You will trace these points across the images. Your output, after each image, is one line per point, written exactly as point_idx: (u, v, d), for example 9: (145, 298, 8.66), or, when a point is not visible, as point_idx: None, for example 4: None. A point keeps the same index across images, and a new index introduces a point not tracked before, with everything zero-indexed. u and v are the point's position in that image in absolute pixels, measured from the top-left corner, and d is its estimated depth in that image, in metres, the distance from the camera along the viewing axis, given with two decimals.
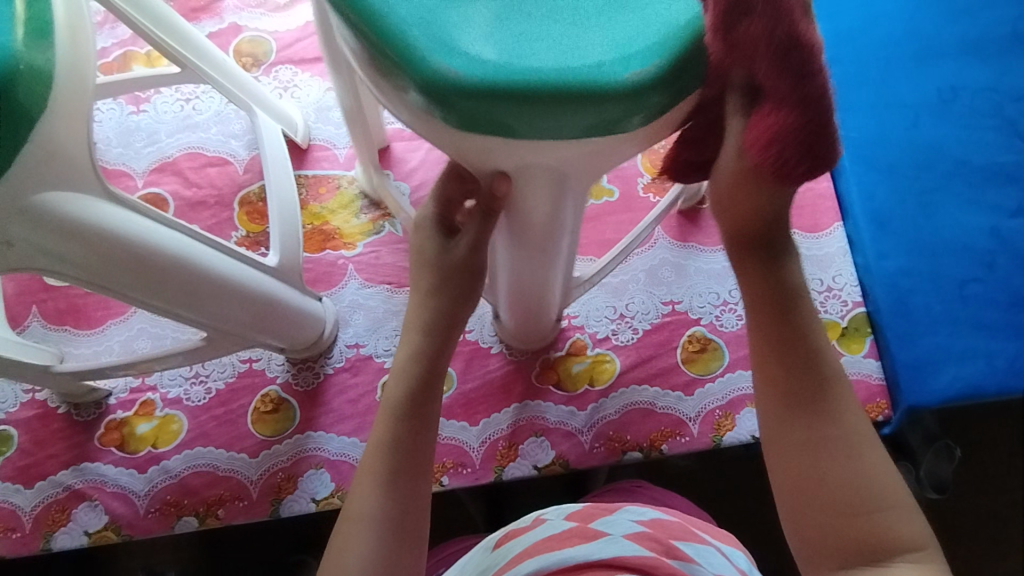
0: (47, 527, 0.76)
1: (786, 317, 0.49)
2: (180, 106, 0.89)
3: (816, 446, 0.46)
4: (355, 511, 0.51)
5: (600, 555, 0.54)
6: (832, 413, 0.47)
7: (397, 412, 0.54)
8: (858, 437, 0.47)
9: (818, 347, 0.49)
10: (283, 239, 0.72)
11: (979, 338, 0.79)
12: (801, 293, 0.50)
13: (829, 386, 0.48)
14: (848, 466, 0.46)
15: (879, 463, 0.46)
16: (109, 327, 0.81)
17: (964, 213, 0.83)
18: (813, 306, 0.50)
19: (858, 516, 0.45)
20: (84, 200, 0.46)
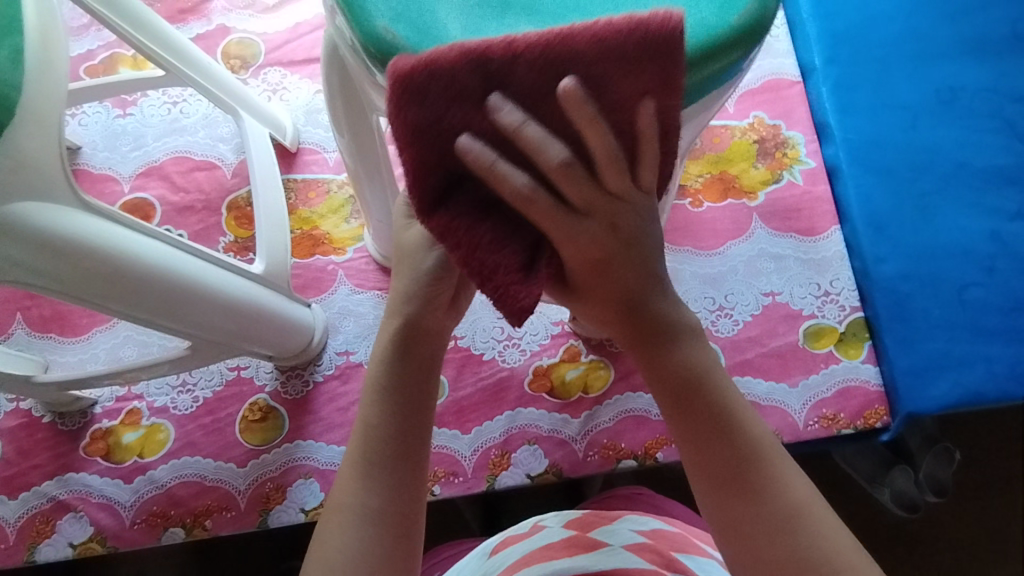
0: (32, 539, 0.75)
1: (687, 400, 0.44)
2: (167, 109, 0.88)
3: (755, 524, 0.42)
4: (337, 502, 0.45)
5: (598, 567, 0.53)
6: (767, 486, 0.42)
7: (383, 396, 0.47)
8: (805, 501, 0.42)
9: (738, 418, 0.44)
10: (271, 246, 0.71)
11: (978, 344, 0.78)
12: (707, 369, 0.45)
13: (751, 456, 0.43)
14: (793, 538, 0.41)
15: (823, 520, 0.42)
16: (94, 334, 0.80)
17: (963, 215, 0.82)
18: (727, 381, 0.45)
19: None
20: (61, 210, 0.44)
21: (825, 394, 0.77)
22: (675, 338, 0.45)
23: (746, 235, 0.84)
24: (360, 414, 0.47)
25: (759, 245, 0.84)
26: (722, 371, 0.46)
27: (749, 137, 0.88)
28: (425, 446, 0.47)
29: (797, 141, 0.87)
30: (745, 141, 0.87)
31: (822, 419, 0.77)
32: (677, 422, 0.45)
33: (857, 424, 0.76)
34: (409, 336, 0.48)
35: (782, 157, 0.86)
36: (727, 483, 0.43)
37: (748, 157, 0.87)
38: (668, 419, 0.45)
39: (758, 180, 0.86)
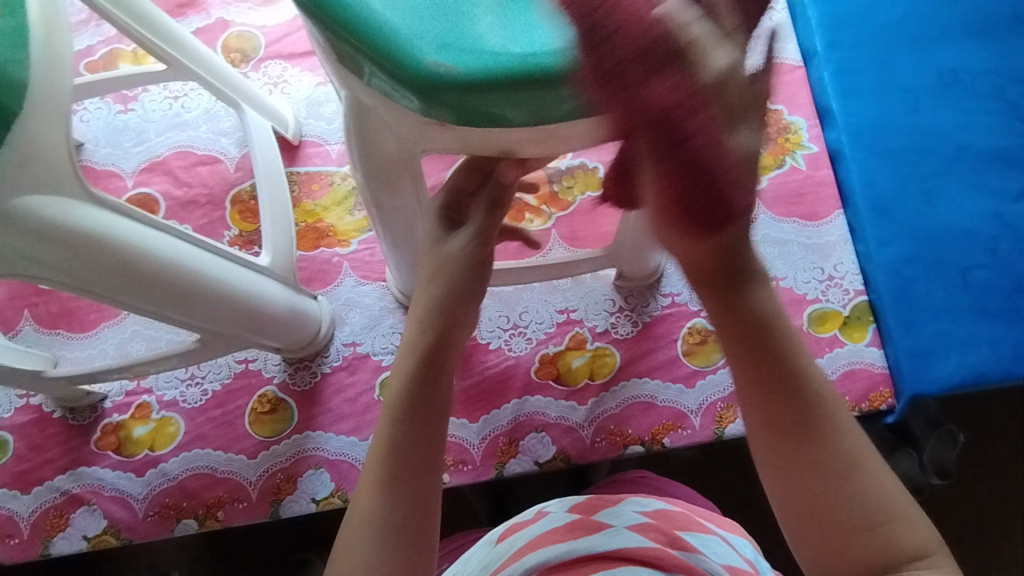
0: (46, 533, 0.75)
1: (760, 347, 0.43)
2: (168, 104, 0.88)
3: (813, 471, 0.42)
4: (358, 513, 0.45)
5: (604, 548, 0.54)
6: (829, 435, 0.42)
7: (399, 411, 0.47)
8: (861, 451, 0.42)
9: (804, 371, 0.43)
10: (276, 239, 0.72)
11: (982, 325, 0.78)
12: (775, 317, 0.44)
13: (819, 405, 0.43)
14: (848, 489, 0.41)
15: (880, 475, 0.42)
16: (102, 330, 0.81)
17: (966, 197, 0.82)
18: (796, 332, 0.44)
19: (866, 528, 0.41)
20: (69, 203, 0.44)
21: (830, 377, 0.78)
22: (756, 282, 0.43)
23: (750, 221, 0.84)
24: (383, 426, 0.47)
25: (763, 231, 0.84)
26: (787, 317, 0.45)
27: None
28: (443, 458, 0.47)
29: (800, 126, 0.87)
30: None
31: None
32: (738, 369, 0.44)
33: (862, 406, 0.77)
34: (433, 348, 0.49)
35: (784, 142, 0.86)
36: (785, 434, 0.43)
37: None
38: (731, 357, 0.44)
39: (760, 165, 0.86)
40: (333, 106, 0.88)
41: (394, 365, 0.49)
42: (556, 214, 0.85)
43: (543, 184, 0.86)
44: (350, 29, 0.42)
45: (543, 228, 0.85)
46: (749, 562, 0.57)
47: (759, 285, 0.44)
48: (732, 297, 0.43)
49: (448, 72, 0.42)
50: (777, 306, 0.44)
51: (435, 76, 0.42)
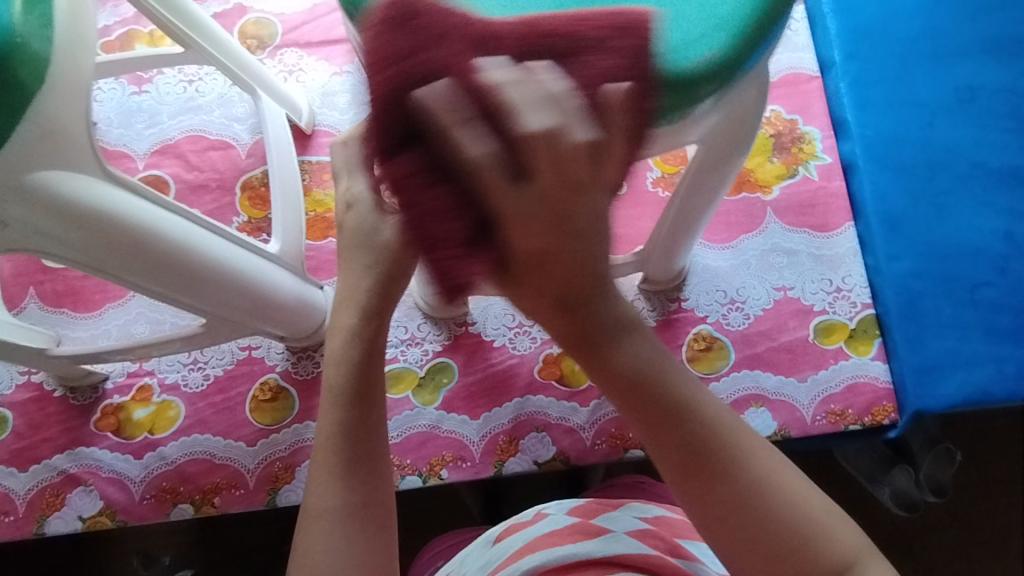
0: (41, 511, 0.75)
1: (646, 394, 0.39)
2: (182, 87, 0.88)
3: (719, 505, 0.39)
4: (315, 507, 0.47)
5: (604, 554, 0.53)
6: (729, 468, 0.39)
7: (343, 399, 0.49)
8: (768, 468, 0.40)
9: (682, 397, 0.39)
10: (286, 227, 0.72)
11: (989, 344, 0.78)
12: (650, 365, 0.39)
13: (701, 433, 0.39)
14: (777, 509, 0.39)
15: (790, 480, 0.40)
16: (107, 311, 0.80)
17: (977, 215, 0.82)
18: (667, 355, 0.40)
19: (785, 557, 0.39)
20: (82, 180, 0.44)
21: (833, 389, 0.78)
22: (613, 321, 0.37)
23: (760, 229, 0.84)
24: (328, 416, 0.49)
25: (772, 240, 0.84)
26: (653, 333, 0.40)
27: (766, 131, 0.87)
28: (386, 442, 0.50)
29: (814, 136, 0.86)
30: (762, 135, 0.87)
31: (829, 415, 0.77)
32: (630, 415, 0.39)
33: (864, 420, 0.77)
34: (369, 344, 0.51)
35: (798, 152, 0.86)
36: (701, 477, 0.39)
37: (764, 151, 0.86)
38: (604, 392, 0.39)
39: (773, 174, 0.86)
40: (347, 97, 0.88)
41: (331, 360, 0.51)
42: None
43: None
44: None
45: None
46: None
47: (599, 302, 0.36)
48: (577, 336, 0.37)
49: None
50: (613, 308, 0.37)
51: None
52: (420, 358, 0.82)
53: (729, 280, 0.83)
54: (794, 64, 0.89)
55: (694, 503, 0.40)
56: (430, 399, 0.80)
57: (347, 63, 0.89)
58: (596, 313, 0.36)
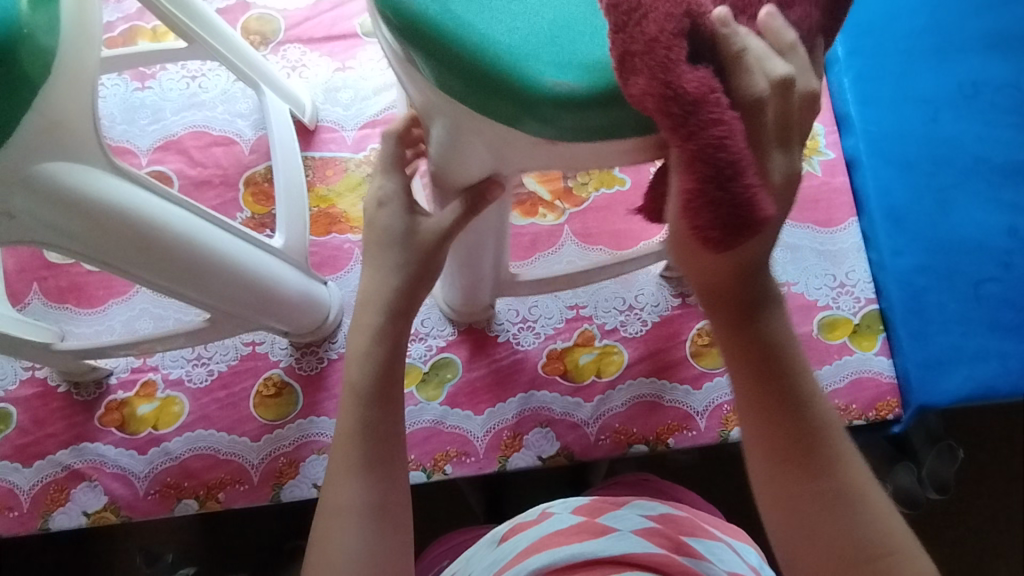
0: (45, 507, 0.75)
1: (770, 382, 0.47)
2: (186, 83, 0.88)
3: (814, 497, 0.46)
4: (336, 503, 0.50)
5: (610, 553, 0.53)
6: (830, 460, 0.46)
7: (366, 398, 0.52)
8: (861, 482, 0.47)
9: (814, 397, 0.48)
10: (290, 222, 0.72)
11: (993, 339, 0.78)
12: (783, 345, 0.48)
13: (816, 432, 0.47)
14: (862, 518, 0.46)
15: (877, 499, 0.46)
16: (110, 306, 0.80)
17: (982, 210, 0.81)
18: (802, 354, 0.48)
19: (864, 563, 0.45)
20: (90, 172, 0.44)
21: (837, 385, 0.78)
22: (756, 315, 0.47)
23: None
24: (351, 412, 0.52)
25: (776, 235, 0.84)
26: (797, 345, 0.49)
27: None
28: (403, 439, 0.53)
29: (817, 132, 0.86)
30: None
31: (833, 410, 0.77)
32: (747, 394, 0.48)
33: (868, 415, 0.77)
34: (391, 342, 0.54)
35: None
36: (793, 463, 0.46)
37: None
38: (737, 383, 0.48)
39: None
40: (351, 92, 0.88)
41: (350, 359, 0.54)
42: (570, 210, 0.85)
43: (558, 180, 0.86)
44: (452, 53, 0.39)
45: (556, 224, 0.84)
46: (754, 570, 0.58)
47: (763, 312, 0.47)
48: (745, 323, 0.47)
49: (571, 91, 0.39)
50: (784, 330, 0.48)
51: (550, 97, 0.39)
52: (424, 353, 0.82)
53: None
54: None
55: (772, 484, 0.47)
56: (434, 394, 0.80)
57: (350, 59, 0.89)
58: (760, 312, 0.47)
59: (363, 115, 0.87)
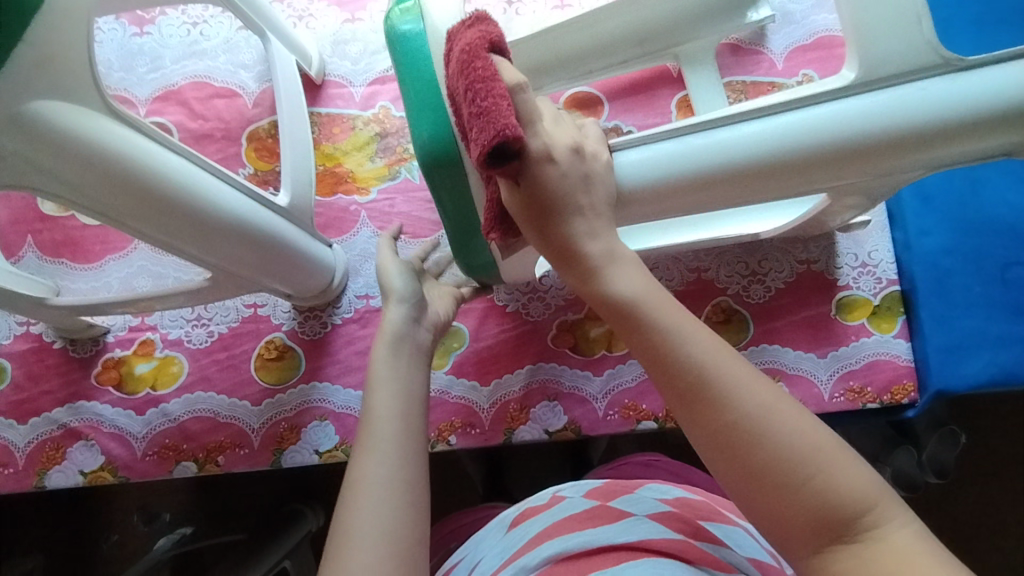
0: (41, 465, 0.74)
1: (572, 261, 0.44)
2: (186, 30, 0.83)
3: (720, 412, 0.38)
4: (356, 477, 0.46)
5: (626, 539, 0.51)
6: (706, 381, 0.39)
7: (387, 381, 0.52)
8: (759, 400, 0.38)
9: (656, 322, 0.41)
10: (296, 178, 0.68)
11: (1017, 324, 0.75)
12: (635, 299, 0.42)
13: (677, 361, 0.40)
14: (774, 433, 0.37)
15: (792, 420, 0.38)
16: (107, 262, 0.78)
17: (1014, 190, 0.78)
18: (639, 287, 0.42)
19: (794, 482, 0.36)
20: (90, 116, 0.44)
21: (852, 366, 0.76)
22: (596, 271, 0.43)
23: None
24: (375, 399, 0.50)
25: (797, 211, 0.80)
26: (649, 297, 0.42)
27: None
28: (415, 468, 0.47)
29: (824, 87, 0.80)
30: None
31: (847, 392, 0.76)
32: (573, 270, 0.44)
33: (883, 398, 0.75)
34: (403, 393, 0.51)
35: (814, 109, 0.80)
36: (713, 442, 0.38)
37: None
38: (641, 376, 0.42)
39: None
40: (360, 45, 0.83)
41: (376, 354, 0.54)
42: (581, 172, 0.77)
43: None
44: None
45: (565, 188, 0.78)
46: (771, 554, 0.56)
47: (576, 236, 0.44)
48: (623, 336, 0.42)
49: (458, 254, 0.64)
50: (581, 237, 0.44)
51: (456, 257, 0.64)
52: None
53: (751, 252, 0.80)
54: (829, 25, 0.81)
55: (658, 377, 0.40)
56: (440, 364, 0.79)
57: (360, 9, 0.84)
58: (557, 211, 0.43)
59: (372, 70, 0.82)
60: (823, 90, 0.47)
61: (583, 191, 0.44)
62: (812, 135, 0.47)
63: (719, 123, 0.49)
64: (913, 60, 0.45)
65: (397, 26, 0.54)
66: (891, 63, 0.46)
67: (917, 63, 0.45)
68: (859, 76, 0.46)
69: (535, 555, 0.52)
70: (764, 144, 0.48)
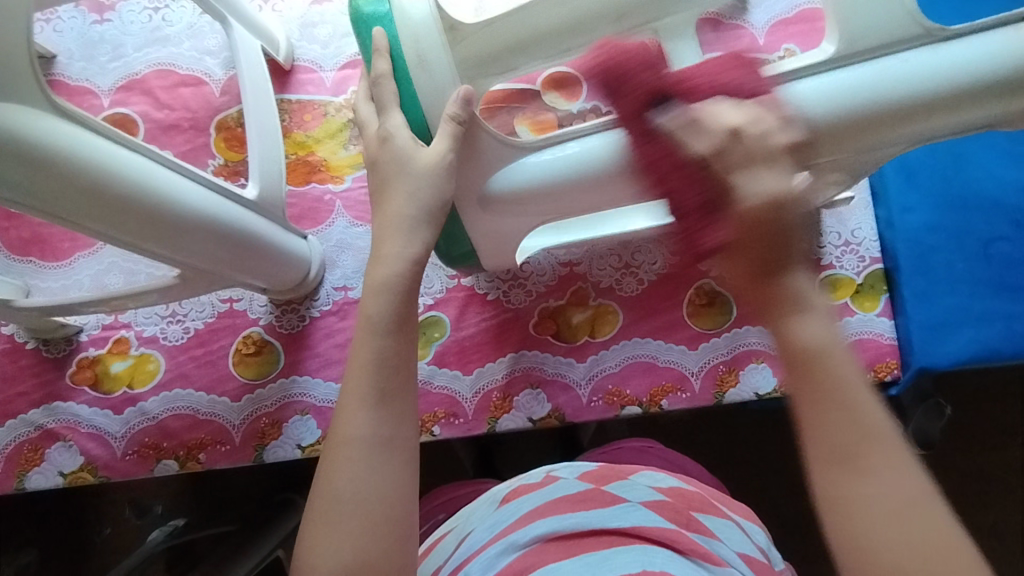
0: (20, 467, 0.73)
1: (768, 291, 0.42)
2: (148, 16, 0.80)
3: (861, 484, 0.38)
4: (341, 437, 0.45)
5: (617, 524, 0.50)
6: (863, 447, 0.38)
7: (380, 330, 0.48)
8: (900, 488, 0.38)
9: (845, 376, 0.40)
10: (265, 170, 0.67)
11: (999, 301, 0.74)
12: (828, 345, 0.40)
13: (837, 410, 0.39)
14: (899, 527, 0.37)
15: (931, 522, 0.37)
16: (77, 260, 0.76)
17: (998, 166, 0.77)
18: (836, 346, 0.41)
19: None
20: (37, 117, 0.42)
21: None
22: (797, 305, 0.41)
23: None
24: (366, 345, 0.48)
25: None
26: (840, 346, 0.41)
27: None
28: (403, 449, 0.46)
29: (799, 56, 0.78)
30: None
31: None
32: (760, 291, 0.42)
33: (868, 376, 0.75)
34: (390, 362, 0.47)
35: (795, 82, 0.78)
36: (844, 502, 0.38)
37: None
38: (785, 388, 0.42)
39: None
40: (329, 28, 0.81)
41: (372, 290, 0.50)
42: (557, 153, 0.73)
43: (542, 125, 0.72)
44: None
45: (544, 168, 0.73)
46: (761, 551, 0.56)
47: (787, 272, 0.42)
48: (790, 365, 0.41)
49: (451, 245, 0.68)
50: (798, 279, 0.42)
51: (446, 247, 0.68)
52: None
53: None
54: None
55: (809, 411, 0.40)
56: (422, 354, 0.78)
57: None
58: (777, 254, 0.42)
59: (342, 53, 0.80)
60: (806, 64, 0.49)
61: (795, 228, 0.42)
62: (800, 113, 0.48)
63: None
64: (894, 30, 0.47)
65: (363, 6, 0.54)
66: (871, 38, 0.47)
67: (897, 38, 0.47)
68: (843, 47, 0.48)
69: (523, 532, 0.51)
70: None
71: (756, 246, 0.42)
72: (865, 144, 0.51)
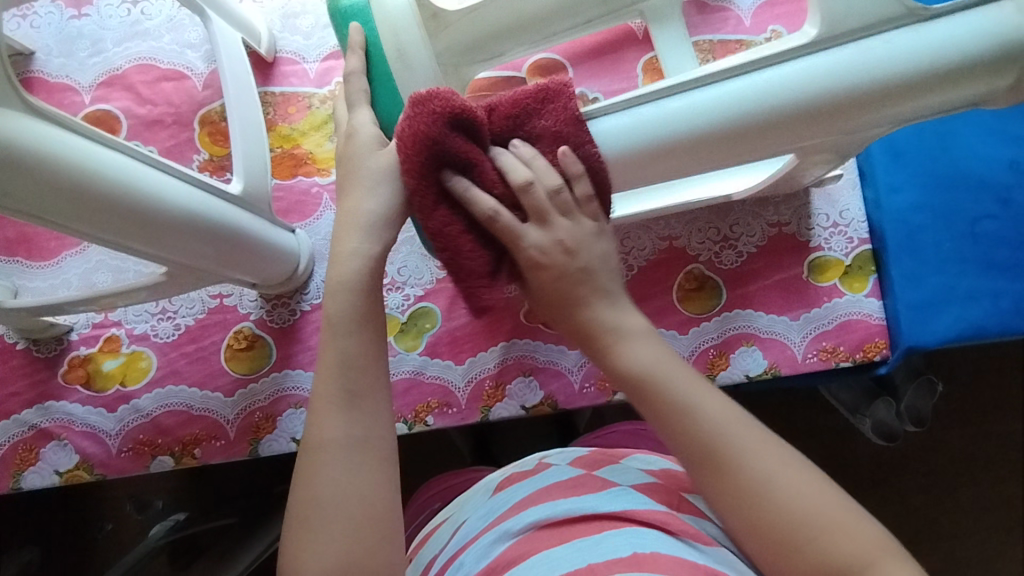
0: (16, 467, 0.73)
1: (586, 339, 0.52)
2: (126, 10, 0.79)
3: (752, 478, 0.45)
4: (320, 441, 0.46)
5: (608, 508, 0.51)
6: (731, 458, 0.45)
7: (342, 330, 0.48)
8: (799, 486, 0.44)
9: (686, 412, 0.47)
10: (249, 165, 0.66)
11: (985, 279, 0.75)
12: (647, 376, 0.49)
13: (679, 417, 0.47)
14: (797, 512, 0.43)
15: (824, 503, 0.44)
16: (64, 259, 0.75)
17: (983, 144, 0.78)
18: (662, 394, 0.48)
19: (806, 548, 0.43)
20: (7, 116, 0.42)
21: (826, 327, 0.76)
22: (606, 350, 0.51)
23: None
24: (331, 349, 0.48)
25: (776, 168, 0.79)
26: (671, 378, 0.49)
27: None
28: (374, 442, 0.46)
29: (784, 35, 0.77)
30: None
31: (821, 352, 0.76)
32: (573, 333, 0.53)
33: (856, 356, 0.75)
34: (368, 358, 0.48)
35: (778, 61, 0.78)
36: (748, 490, 0.45)
37: None
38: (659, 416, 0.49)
39: None
40: (311, 19, 0.80)
41: (329, 290, 0.49)
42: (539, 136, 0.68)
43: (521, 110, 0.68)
44: None
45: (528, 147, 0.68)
46: None
47: (586, 307, 0.51)
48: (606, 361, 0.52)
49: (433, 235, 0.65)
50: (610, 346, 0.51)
51: None
52: (402, 303, 0.79)
53: (721, 218, 0.79)
54: None
55: (683, 427, 0.47)
56: (413, 345, 0.78)
57: None
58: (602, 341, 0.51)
59: (325, 44, 0.79)
60: (787, 48, 0.48)
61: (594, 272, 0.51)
62: (794, 85, 0.48)
63: (691, 86, 0.50)
64: (881, 12, 0.47)
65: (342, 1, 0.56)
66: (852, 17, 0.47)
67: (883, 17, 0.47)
68: (824, 31, 0.48)
69: (513, 522, 0.52)
70: (742, 106, 0.49)
71: (550, 297, 0.51)
72: (854, 126, 0.50)
